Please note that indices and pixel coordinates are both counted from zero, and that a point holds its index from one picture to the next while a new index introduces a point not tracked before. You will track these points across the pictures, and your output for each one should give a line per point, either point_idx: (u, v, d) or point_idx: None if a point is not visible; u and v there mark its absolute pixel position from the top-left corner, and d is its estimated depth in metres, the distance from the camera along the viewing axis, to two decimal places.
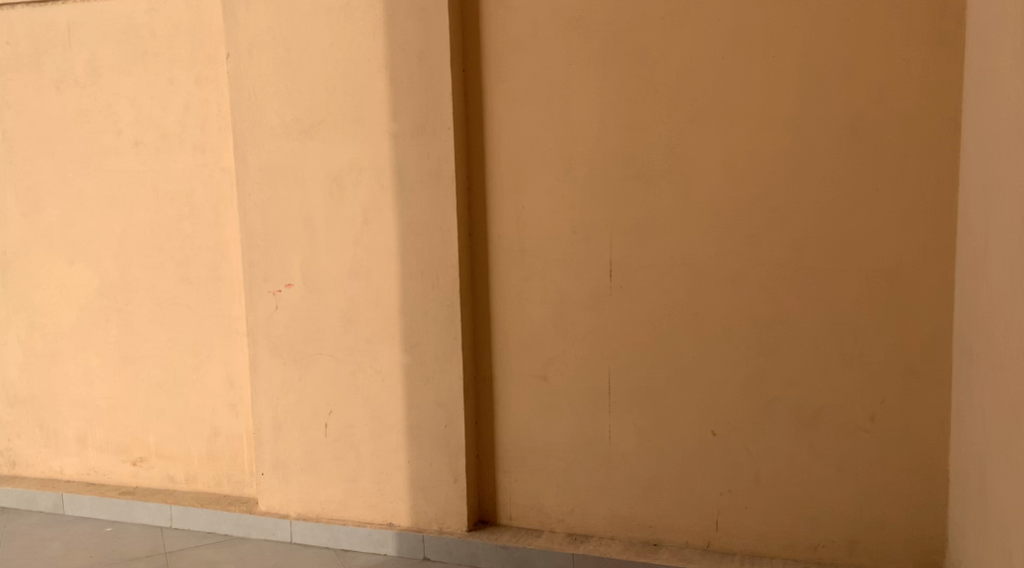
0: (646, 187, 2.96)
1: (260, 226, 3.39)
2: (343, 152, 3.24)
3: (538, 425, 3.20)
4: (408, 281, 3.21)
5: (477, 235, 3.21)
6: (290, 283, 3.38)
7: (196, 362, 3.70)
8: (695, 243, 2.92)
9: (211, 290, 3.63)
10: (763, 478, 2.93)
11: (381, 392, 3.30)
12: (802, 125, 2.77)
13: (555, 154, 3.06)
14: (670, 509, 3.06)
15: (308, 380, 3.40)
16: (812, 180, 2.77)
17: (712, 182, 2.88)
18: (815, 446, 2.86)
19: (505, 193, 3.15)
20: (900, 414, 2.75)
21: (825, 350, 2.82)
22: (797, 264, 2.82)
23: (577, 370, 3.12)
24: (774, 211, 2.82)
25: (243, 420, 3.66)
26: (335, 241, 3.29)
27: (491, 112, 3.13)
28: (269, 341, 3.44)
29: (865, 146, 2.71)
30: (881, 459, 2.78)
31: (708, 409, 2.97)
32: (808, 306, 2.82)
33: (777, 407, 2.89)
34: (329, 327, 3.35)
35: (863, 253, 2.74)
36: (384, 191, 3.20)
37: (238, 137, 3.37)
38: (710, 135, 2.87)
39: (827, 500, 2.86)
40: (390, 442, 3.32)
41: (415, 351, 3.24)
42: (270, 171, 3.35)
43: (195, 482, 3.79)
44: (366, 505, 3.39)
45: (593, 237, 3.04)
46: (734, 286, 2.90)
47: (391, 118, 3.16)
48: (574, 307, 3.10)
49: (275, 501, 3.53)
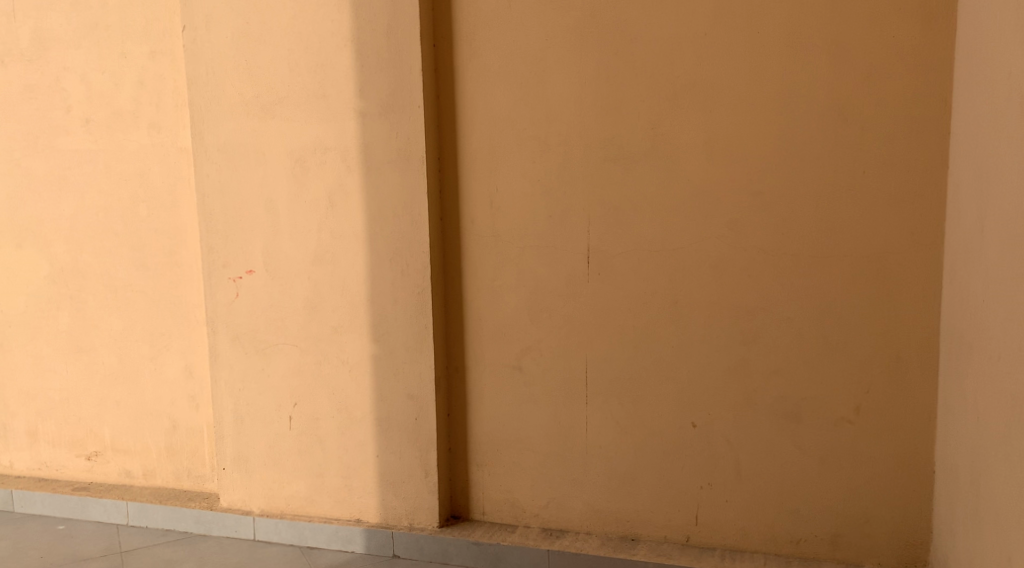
0: (625, 169, 2.84)
1: (219, 209, 3.22)
2: (307, 131, 3.08)
3: (512, 416, 3.09)
4: (376, 267, 3.07)
5: (448, 219, 3.07)
6: (251, 270, 3.22)
7: (154, 352, 3.52)
8: (676, 228, 2.81)
9: (168, 276, 3.46)
10: (744, 471, 2.84)
11: (349, 383, 3.16)
12: (788, 105, 2.66)
13: (531, 134, 2.92)
14: (649, 503, 2.96)
15: (270, 371, 3.25)
16: (797, 162, 2.67)
17: (694, 164, 2.77)
18: (798, 438, 2.77)
19: (477, 176, 3.01)
20: (885, 404, 2.67)
21: (809, 338, 2.73)
22: (781, 250, 2.72)
23: (553, 360, 3.00)
24: (757, 194, 2.72)
25: (202, 412, 3.50)
26: (299, 225, 3.13)
27: (463, 89, 2.99)
28: (229, 330, 3.28)
29: (851, 127, 2.61)
30: (866, 451, 2.71)
31: (688, 400, 2.87)
32: (792, 293, 2.73)
33: (759, 398, 2.80)
34: (292, 315, 3.19)
35: (849, 238, 2.65)
36: (350, 172, 3.05)
37: (196, 115, 3.20)
38: (691, 115, 2.75)
39: (809, 493, 2.78)
40: (357, 435, 3.18)
41: (384, 340, 3.10)
42: (229, 151, 3.18)
43: (153, 477, 3.62)
44: (333, 500, 3.26)
45: (570, 221, 2.92)
46: (716, 272, 2.79)
47: (358, 95, 3.00)
48: (549, 294, 2.98)
49: (237, 497, 3.39)
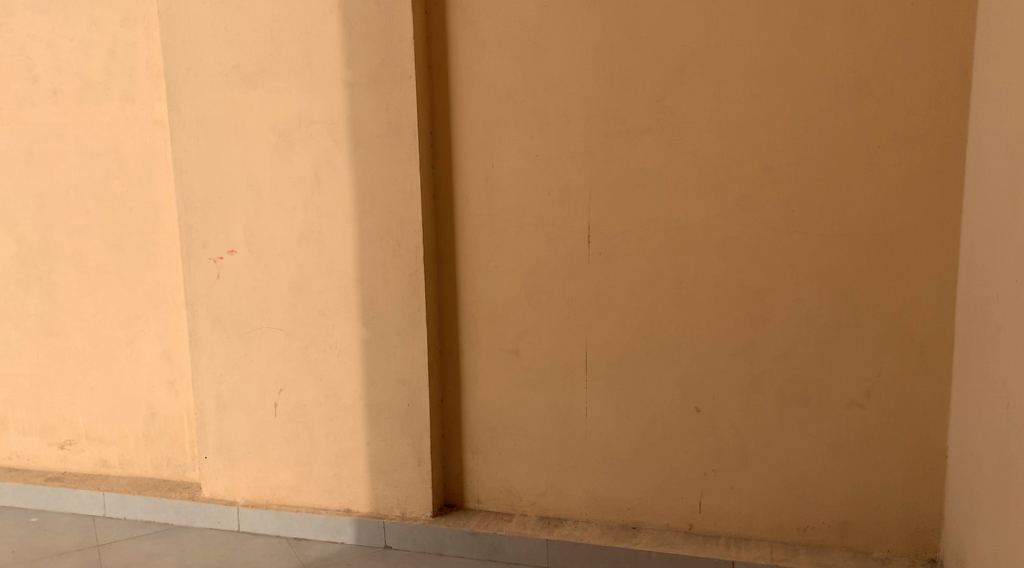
0: (628, 144, 2.71)
1: (198, 185, 3.05)
2: (291, 103, 2.91)
3: (509, 402, 2.97)
4: (366, 247, 2.92)
5: (441, 197, 2.93)
6: (233, 250, 3.06)
7: (130, 336, 3.36)
8: (682, 206, 2.69)
9: (144, 256, 3.29)
10: (750, 457, 2.75)
11: (337, 368, 3.02)
12: (800, 77, 2.54)
13: (529, 107, 2.78)
14: (651, 490, 2.87)
15: (254, 356, 3.10)
16: (808, 137, 2.56)
17: (701, 138, 2.65)
18: (806, 423, 2.68)
19: (472, 151, 2.87)
20: (898, 388, 2.59)
21: (819, 320, 2.63)
22: (791, 228, 2.61)
23: (551, 343, 2.89)
24: (767, 170, 2.61)
25: (182, 399, 3.35)
26: (283, 202, 2.98)
27: (457, 59, 2.84)
28: (210, 313, 3.13)
29: (866, 99, 2.50)
30: (877, 436, 2.62)
31: (693, 385, 2.77)
32: (802, 273, 2.62)
33: (767, 382, 2.70)
34: (277, 298, 3.04)
35: (863, 216, 2.55)
36: (338, 147, 2.89)
37: (171, 86, 3.01)
38: (699, 87, 2.63)
39: (817, 479, 2.70)
40: (347, 422, 3.05)
41: (374, 323, 2.96)
42: (208, 125, 3.00)
43: (131, 466, 3.47)
44: (321, 490, 3.13)
45: (570, 199, 2.79)
46: (723, 252, 2.68)
47: (346, 65, 2.84)
48: (548, 275, 2.85)
49: (220, 487, 3.25)
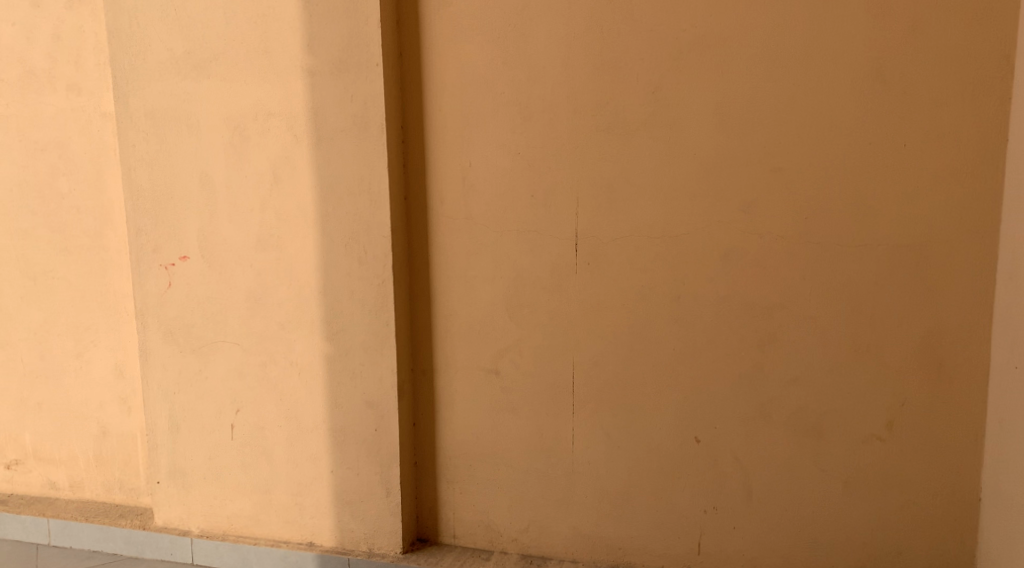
0: (621, 140, 2.41)
1: (148, 184, 2.77)
2: (247, 94, 2.62)
3: (487, 427, 2.67)
4: (329, 254, 2.63)
5: (412, 199, 2.63)
6: (186, 256, 2.77)
7: (79, 348, 3.08)
8: (680, 212, 2.39)
9: (93, 261, 3.00)
10: (755, 495, 2.44)
11: (299, 387, 2.73)
12: (816, 65, 2.23)
13: (509, 99, 2.48)
14: (644, 528, 2.56)
15: (209, 372, 2.81)
16: (824, 133, 2.25)
17: (701, 135, 2.34)
18: (820, 456, 2.37)
19: (447, 148, 2.57)
20: (924, 419, 2.28)
21: (836, 342, 2.32)
22: (805, 238, 2.30)
23: (534, 362, 2.59)
24: (778, 171, 2.29)
25: (135, 416, 3.06)
26: (239, 204, 2.69)
27: (431, 45, 2.54)
28: (161, 325, 2.84)
29: (892, 91, 2.19)
30: (900, 474, 2.31)
31: (691, 412, 2.46)
32: (816, 289, 2.31)
33: (775, 410, 2.39)
34: (233, 309, 2.75)
35: (886, 225, 2.24)
36: (299, 143, 2.60)
37: (118, 74, 2.73)
38: (700, 76, 2.32)
39: (831, 521, 2.39)
40: (309, 447, 2.76)
41: (338, 339, 2.67)
42: (158, 117, 2.72)
43: (80, 489, 3.18)
44: (282, 520, 2.84)
45: (556, 201, 2.49)
46: (726, 264, 2.37)
47: (307, 51, 2.55)
48: (531, 288, 2.55)
49: (173, 515, 2.96)
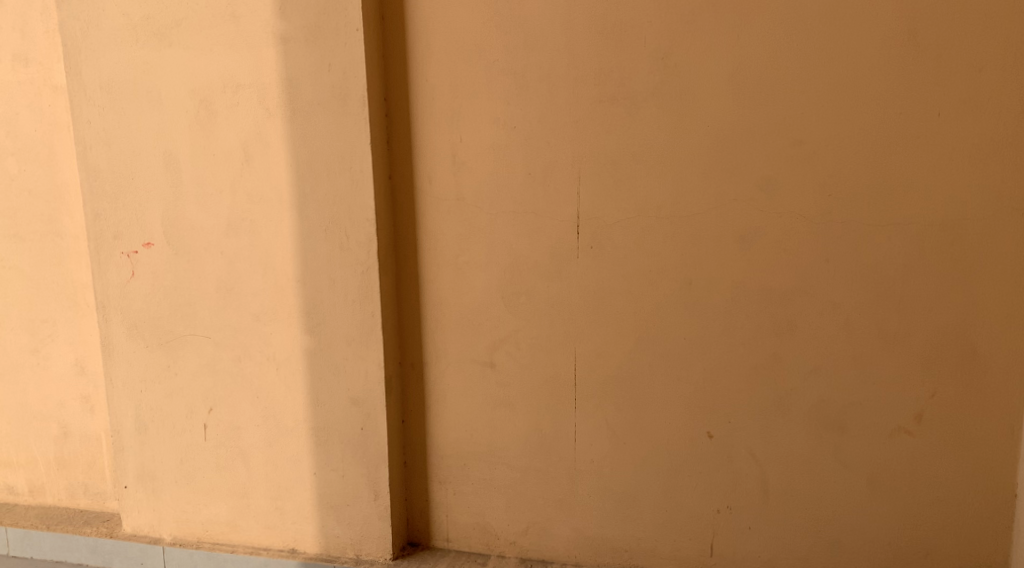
0: (627, 112, 2.20)
1: (106, 164, 2.52)
2: (213, 63, 2.38)
3: (482, 424, 2.48)
4: (308, 239, 2.40)
5: (398, 178, 2.41)
6: (149, 242, 2.53)
7: (35, 343, 2.83)
8: (691, 190, 2.19)
9: (48, 249, 2.76)
10: (772, 493, 2.28)
11: (276, 384, 2.52)
12: (842, 27, 2.04)
13: (503, 67, 2.27)
14: (652, 529, 2.39)
15: (178, 368, 2.59)
16: (850, 102, 2.06)
17: (715, 106, 2.14)
18: (842, 451, 2.21)
19: (435, 122, 2.35)
20: (956, 411, 2.12)
21: (860, 329, 2.15)
22: (828, 217, 2.11)
23: (533, 355, 2.39)
24: (799, 144, 2.11)
25: (99, 416, 2.84)
26: (207, 186, 2.45)
27: (416, 8, 2.31)
28: (125, 318, 2.61)
29: (925, 56, 2.01)
30: (929, 469, 2.16)
31: (703, 406, 2.29)
32: (840, 273, 2.13)
33: (794, 403, 2.22)
34: (203, 300, 2.53)
35: (917, 202, 2.06)
36: (271, 117, 2.36)
37: (68, 42, 2.47)
38: (715, 41, 2.12)
39: (853, 519, 2.23)
40: (289, 447, 2.55)
41: (319, 331, 2.45)
42: (114, 90, 2.47)
43: (42, 494, 2.95)
44: (261, 526, 2.63)
45: (555, 180, 2.28)
46: (743, 245, 2.18)
47: (279, 16, 2.31)
48: (529, 274, 2.35)
49: (142, 522, 2.74)
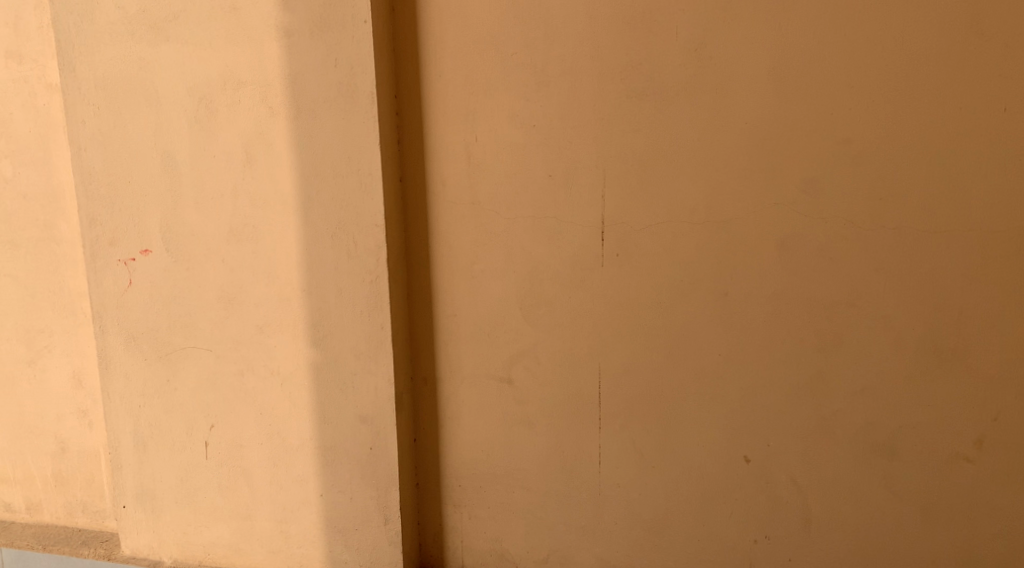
0: (656, 109, 2.03)
1: (101, 166, 2.38)
2: (212, 59, 2.23)
3: (499, 443, 2.31)
4: (313, 246, 2.25)
5: (410, 180, 2.25)
6: (147, 250, 2.39)
7: (31, 355, 2.70)
8: (727, 193, 2.01)
9: (44, 255, 2.62)
10: (815, 522, 2.09)
11: (281, 399, 2.36)
12: (895, 13, 1.85)
13: (522, 60, 2.10)
14: (683, 559, 2.21)
15: (178, 382, 2.44)
16: (904, 97, 1.87)
17: (754, 102, 1.96)
18: (893, 478, 2.02)
19: (449, 120, 2.19)
20: (1019, 436, 1.93)
21: (914, 345, 1.96)
22: (878, 222, 1.93)
23: (554, 370, 2.22)
24: (847, 142, 1.92)
25: (98, 431, 2.69)
26: (207, 189, 2.30)
27: None
28: (122, 329, 2.46)
29: (988, 45, 1.82)
30: (989, 498, 1.97)
31: (739, 427, 2.11)
32: (892, 284, 1.95)
33: (840, 425, 2.03)
34: (204, 311, 2.38)
35: (977, 206, 1.87)
36: (274, 116, 2.21)
37: (61, 37, 2.32)
38: (755, 29, 1.94)
39: (904, 551, 2.04)
40: (294, 467, 2.40)
41: (326, 345, 2.29)
42: (110, 88, 2.32)
43: (39, 512, 2.82)
44: (266, 550, 2.48)
45: (578, 182, 2.11)
46: (784, 253, 2.00)
47: (282, 8, 2.16)
48: (550, 283, 2.18)
49: (142, 544, 2.60)
